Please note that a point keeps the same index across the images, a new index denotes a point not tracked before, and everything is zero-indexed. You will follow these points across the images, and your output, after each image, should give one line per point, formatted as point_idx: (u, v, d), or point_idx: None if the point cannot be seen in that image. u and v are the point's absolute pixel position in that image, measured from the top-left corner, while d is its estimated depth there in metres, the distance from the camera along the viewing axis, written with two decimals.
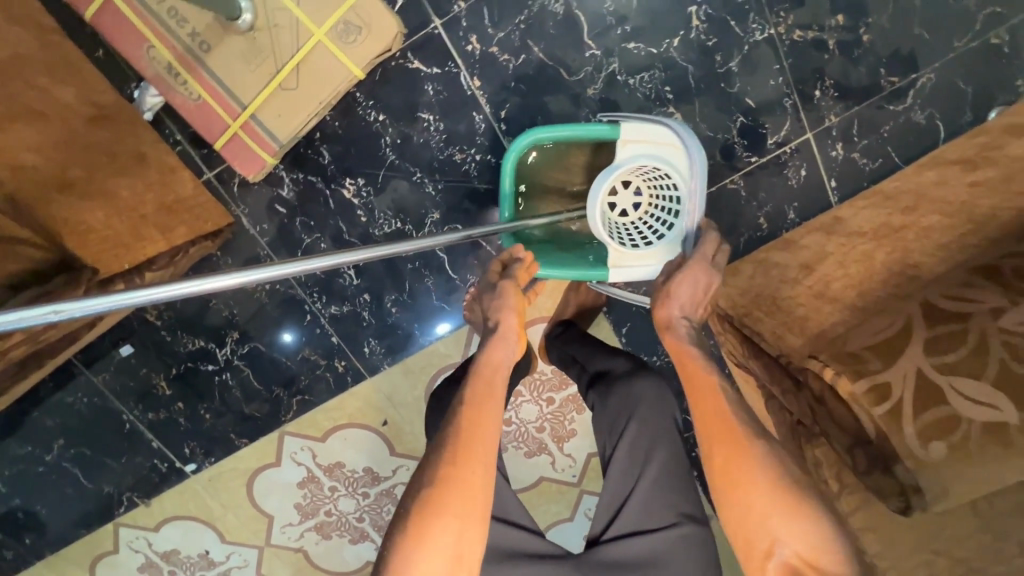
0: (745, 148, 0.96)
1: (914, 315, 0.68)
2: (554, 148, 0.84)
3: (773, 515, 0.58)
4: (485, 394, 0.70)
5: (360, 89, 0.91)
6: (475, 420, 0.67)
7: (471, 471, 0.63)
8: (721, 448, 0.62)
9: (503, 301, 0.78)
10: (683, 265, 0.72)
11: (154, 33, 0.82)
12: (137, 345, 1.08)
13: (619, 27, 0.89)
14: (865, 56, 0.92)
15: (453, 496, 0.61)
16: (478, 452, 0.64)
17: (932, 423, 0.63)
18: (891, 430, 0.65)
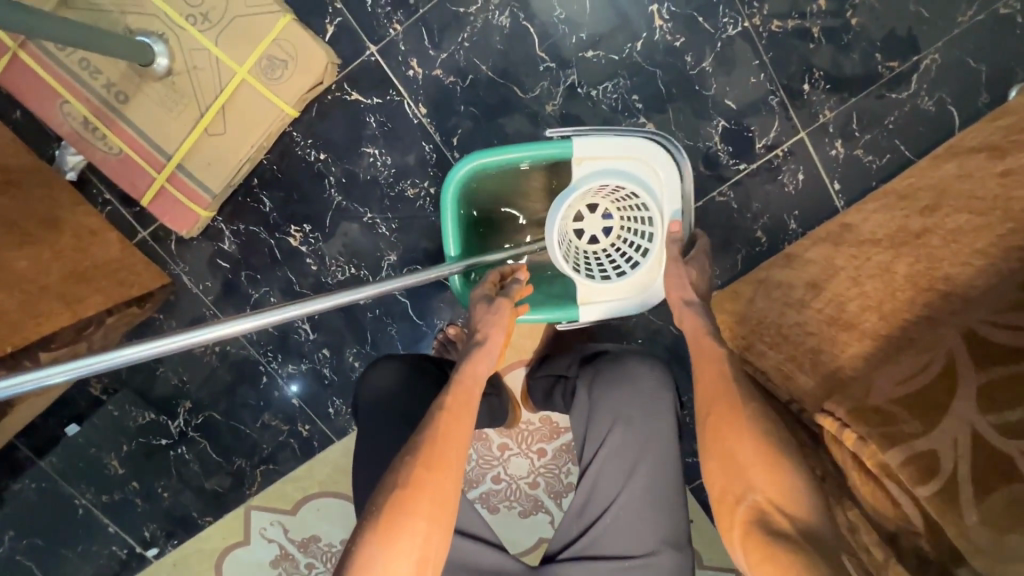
0: (731, 156, 0.85)
1: (956, 350, 0.55)
2: (501, 175, 0.74)
3: (758, 463, 0.52)
4: (464, 399, 0.60)
5: (297, 128, 0.84)
6: (457, 414, 0.58)
7: (447, 466, 0.55)
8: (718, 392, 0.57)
9: (495, 319, 0.66)
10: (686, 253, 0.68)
11: (66, 87, 0.76)
12: (85, 423, 0.99)
13: (574, 35, 0.80)
14: (856, 42, 0.81)
15: (427, 488, 0.53)
16: (457, 447, 0.56)
17: (1006, 507, 0.48)
18: (946, 519, 0.50)
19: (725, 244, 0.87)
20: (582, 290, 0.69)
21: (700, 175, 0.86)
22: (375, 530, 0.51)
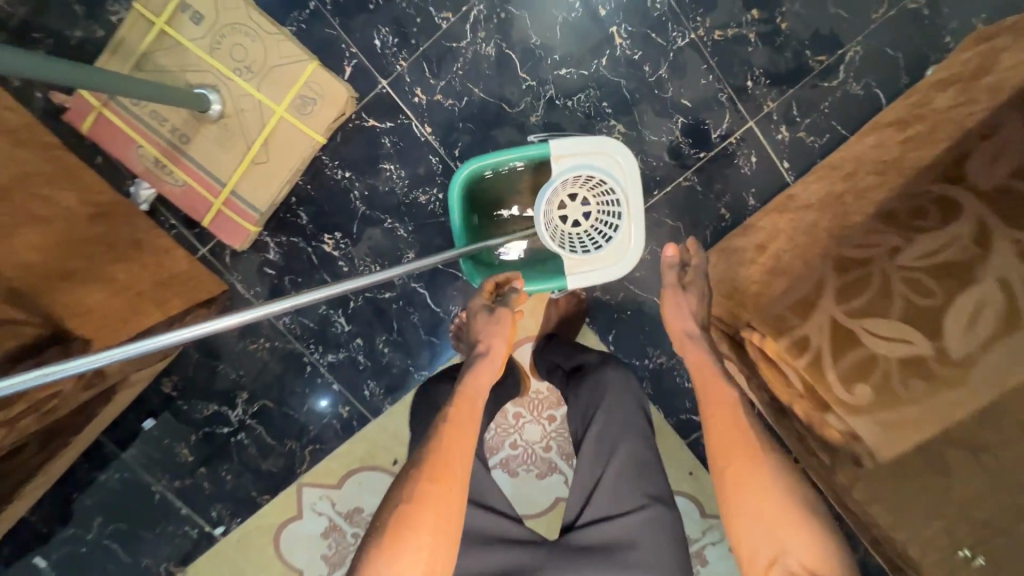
0: (691, 146, 1.00)
1: (828, 268, 0.73)
2: (496, 175, 0.90)
3: (781, 526, 0.63)
4: (467, 411, 0.73)
5: (326, 152, 1.00)
6: (457, 433, 0.70)
7: (450, 481, 0.66)
8: (731, 452, 0.69)
9: (494, 324, 0.82)
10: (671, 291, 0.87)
11: (140, 134, 0.93)
12: (158, 418, 1.15)
13: (549, 57, 0.96)
14: (787, 43, 0.96)
15: (427, 509, 0.63)
16: (458, 464, 0.67)
17: (853, 368, 0.67)
18: (817, 381, 0.68)
19: (694, 222, 1.02)
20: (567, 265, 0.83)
21: (667, 165, 1.00)
22: (384, 537, 0.61)
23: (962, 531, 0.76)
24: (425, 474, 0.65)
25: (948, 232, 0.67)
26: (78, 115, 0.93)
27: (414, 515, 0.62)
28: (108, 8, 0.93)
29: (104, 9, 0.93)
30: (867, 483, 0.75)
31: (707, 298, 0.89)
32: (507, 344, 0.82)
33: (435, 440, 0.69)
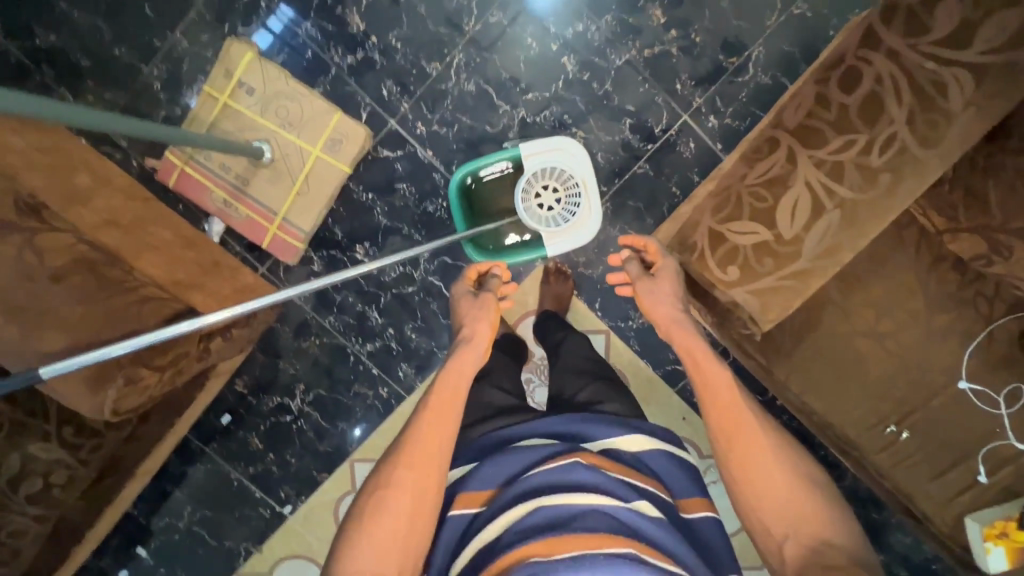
0: (640, 141, 1.24)
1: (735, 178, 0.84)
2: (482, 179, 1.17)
3: (786, 506, 0.68)
4: (447, 400, 0.78)
5: (352, 180, 1.27)
6: (434, 427, 0.75)
7: (424, 474, 0.71)
8: (735, 429, 0.74)
9: (480, 306, 0.97)
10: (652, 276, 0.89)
11: (212, 182, 1.22)
12: (234, 413, 1.40)
13: (518, 86, 1.23)
14: (704, 51, 1.22)
15: (402, 491, 0.69)
16: (433, 455, 0.72)
17: (725, 254, 0.83)
18: (703, 272, 0.85)
19: (651, 200, 1.25)
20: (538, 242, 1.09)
21: (623, 158, 1.25)
22: (360, 520, 0.68)
23: (880, 406, 0.95)
24: (400, 469, 0.71)
25: (776, 156, 0.81)
26: (166, 172, 1.21)
27: (389, 501, 0.68)
28: (183, 91, 1.22)
29: (180, 91, 1.22)
30: (797, 375, 0.95)
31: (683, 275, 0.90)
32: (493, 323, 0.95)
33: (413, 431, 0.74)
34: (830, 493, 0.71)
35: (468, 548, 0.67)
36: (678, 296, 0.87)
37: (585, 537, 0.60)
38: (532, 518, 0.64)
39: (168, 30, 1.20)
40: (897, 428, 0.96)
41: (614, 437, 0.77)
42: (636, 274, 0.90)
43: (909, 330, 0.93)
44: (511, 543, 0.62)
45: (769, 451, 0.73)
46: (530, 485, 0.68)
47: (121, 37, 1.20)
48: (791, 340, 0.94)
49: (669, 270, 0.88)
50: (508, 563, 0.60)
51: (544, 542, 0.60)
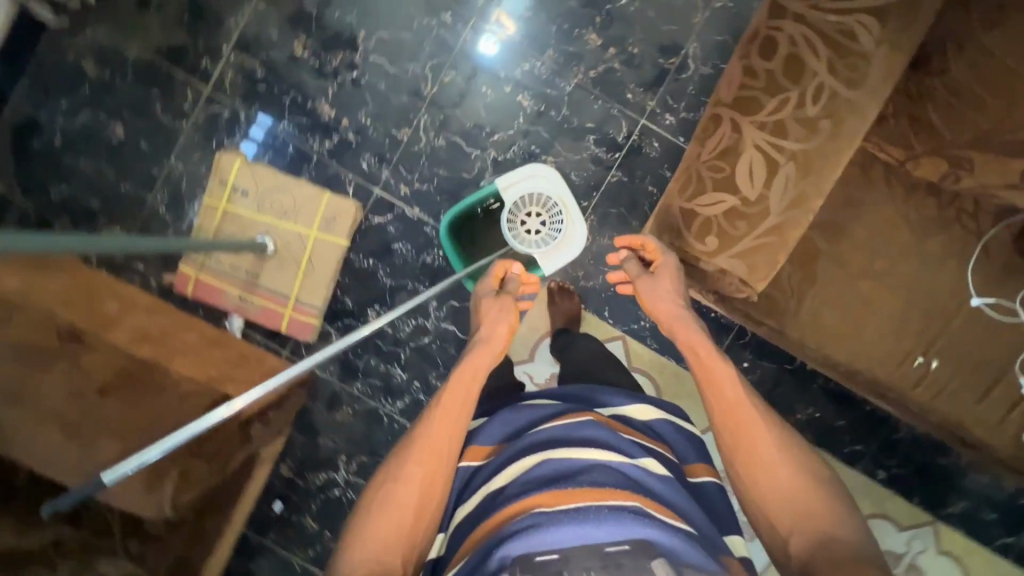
0: (607, 152, 1.32)
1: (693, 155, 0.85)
2: (467, 216, 1.24)
3: (789, 496, 0.71)
4: (461, 398, 0.84)
5: (351, 251, 1.35)
6: (446, 425, 0.80)
7: (432, 468, 0.76)
8: (737, 422, 0.77)
9: (501, 312, 1.02)
10: (653, 274, 0.91)
11: (225, 281, 1.30)
12: (285, 499, 1.42)
13: (483, 131, 1.33)
14: (644, 59, 1.30)
15: (416, 477, 0.74)
16: (444, 450, 0.77)
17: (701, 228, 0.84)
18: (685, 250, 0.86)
19: (631, 203, 1.31)
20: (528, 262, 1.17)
21: (595, 171, 1.32)
22: (375, 502, 0.73)
23: (901, 341, 0.96)
24: (410, 461, 0.76)
25: (722, 129, 0.82)
26: (182, 283, 1.30)
27: (403, 484, 0.74)
28: (186, 207, 1.33)
29: (183, 208, 1.33)
30: (810, 330, 0.96)
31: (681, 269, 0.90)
32: (508, 327, 1.01)
33: (427, 423, 0.80)
34: (833, 488, 0.72)
35: (473, 497, 0.74)
36: (680, 292, 0.89)
37: (589, 488, 0.65)
38: (540, 471, 0.69)
39: (163, 158, 1.33)
40: (925, 359, 0.96)
41: (626, 404, 0.84)
42: (636, 273, 0.93)
43: (906, 261, 0.95)
44: (518, 493, 0.67)
45: (772, 444, 0.75)
46: (540, 437, 0.74)
47: (123, 174, 1.33)
48: (798, 298, 0.96)
49: (667, 265, 0.90)
50: (513, 511, 0.65)
51: (549, 493, 0.65)
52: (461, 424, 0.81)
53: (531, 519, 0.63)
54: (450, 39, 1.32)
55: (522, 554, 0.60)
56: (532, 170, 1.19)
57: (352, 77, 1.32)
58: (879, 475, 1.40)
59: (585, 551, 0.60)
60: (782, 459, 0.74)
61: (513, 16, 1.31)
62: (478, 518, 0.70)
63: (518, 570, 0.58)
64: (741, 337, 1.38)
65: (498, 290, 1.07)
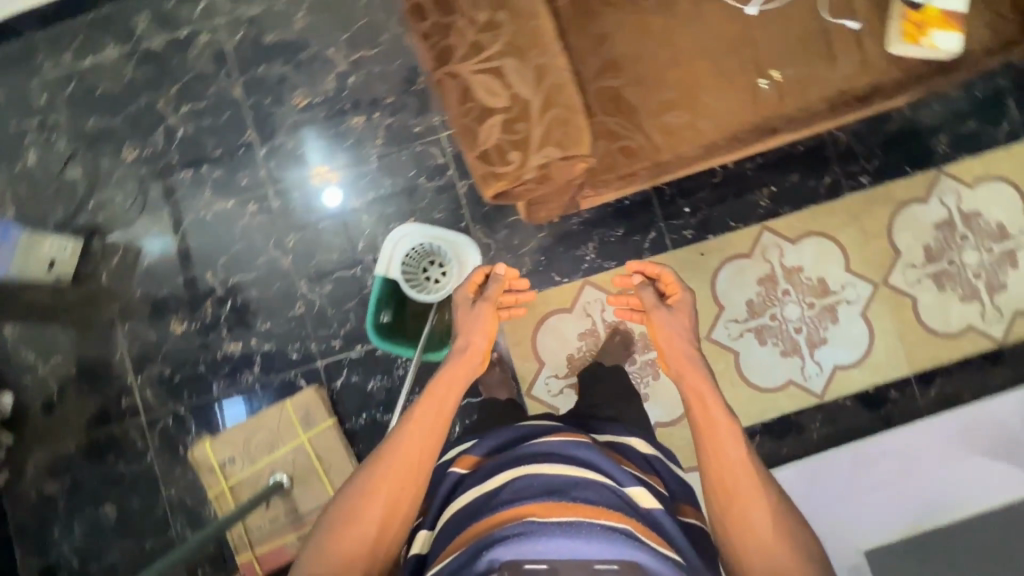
0: (442, 177, 1.41)
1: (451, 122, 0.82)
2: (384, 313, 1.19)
3: (766, 550, 0.79)
4: (436, 407, 0.90)
5: (345, 422, 1.38)
6: (428, 435, 0.88)
7: (410, 481, 0.84)
8: (729, 491, 0.83)
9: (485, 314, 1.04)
10: (669, 310, 1.02)
11: (277, 537, 1.31)
12: None
13: (349, 250, 1.41)
14: (402, 97, 1.42)
15: (383, 486, 0.83)
16: (422, 461, 0.86)
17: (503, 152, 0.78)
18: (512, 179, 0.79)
19: None
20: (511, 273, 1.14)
21: (447, 197, 1.40)
22: (351, 500, 0.83)
23: (740, 83, 1.00)
24: (388, 472, 0.84)
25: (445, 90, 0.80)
26: (249, 571, 1.31)
27: (376, 489, 0.83)
28: (205, 514, 1.37)
29: (204, 516, 1.37)
30: (673, 141, 1.00)
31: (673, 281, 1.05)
32: (491, 335, 1.01)
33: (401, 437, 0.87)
34: (814, 550, 0.80)
35: (462, 495, 0.88)
36: (684, 326, 1.01)
37: (583, 507, 0.77)
38: (536, 483, 0.81)
39: (156, 496, 1.37)
40: (767, 75, 1.00)
41: (629, 440, 0.97)
42: (655, 305, 1.03)
43: (680, 35, 1.01)
44: (511, 502, 0.79)
45: (762, 510, 0.81)
46: (544, 453, 0.87)
47: (140, 535, 1.36)
48: (643, 128, 1.00)
49: (682, 301, 1.04)
50: (507, 517, 0.76)
51: (543, 505, 0.76)
52: (435, 440, 0.88)
53: (524, 527, 0.73)
54: (268, 216, 1.43)
55: (508, 556, 0.70)
56: (393, 238, 1.18)
57: (229, 309, 1.41)
58: (864, 180, 1.40)
59: (573, 565, 0.70)
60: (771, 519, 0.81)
61: (318, 162, 1.43)
62: (465, 518, 0.83)
63: (506, 568, 0.68)
64: (662, 195, 1.41)
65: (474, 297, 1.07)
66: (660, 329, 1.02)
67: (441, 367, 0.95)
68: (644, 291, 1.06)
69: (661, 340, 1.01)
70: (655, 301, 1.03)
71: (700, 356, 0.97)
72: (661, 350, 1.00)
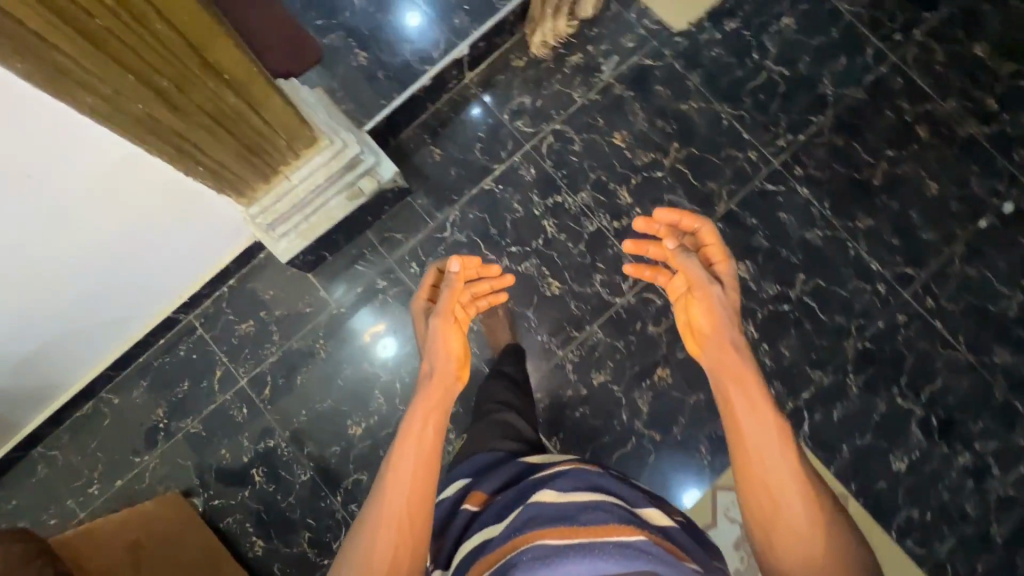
0: None
1: None
2: None
3: (817, 554, 0.68)
4: (437, 403, 0.85)
5: None
6: (416, 481, 0.76)
7: (406, 524, 0.74)
8: (775, 501, 0.70)
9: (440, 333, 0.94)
10: (700, 276, 0.83)
11: None
12: None
13: None
14: None
15: (386, 525, 0.73)
16: (423, 481, 0.76)
17: None
18: None
19: None
20: (472, 275, 1.12)
21: None
22: (366, 536, 0.73)
23: None
24: (381, 523, 0.73)
25: None
26: None
27: (390, 511, 0.74)
28: None
29: None
30: None
31: (728, 257, 0.88)
32: (454, 353, 0.93)
33: (399, 458, 0.78)
34: (855, 533, 0.71)
35: (476, 535, 0.80)
36: (733, 307, 0.83)
37: (598, 527, 0.69)
38: (551, 508, 0.73)
39: None
40: None
41: None
42: (705, 279, 0.83)
43: None
44: (522, 528, 0.72)
45: (812, 527, 0.69)
46: (556, 476, 0.80)
47: None
48: None
49: (731, 275, 0.86)
50: (521, 542, 0.70)
51: (554, 530, 0.69)
52: (428, 471, 0.78)
53: (534, 554, 0.68)
54: None
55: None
56: None
57: None
58: None
59: None
60: (815, 519, 0.69)
61: None
62: None
63: None
64: None
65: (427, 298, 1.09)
66: (711, 279, 0.83)
67: (414, 400, 0.85)
68: (687, 262, 0.84)
69: (710, 322, 0.83)
70: (708, 276, 0.83)
71: (746, 343, 0.80)
72: (703, 332, 0.83)
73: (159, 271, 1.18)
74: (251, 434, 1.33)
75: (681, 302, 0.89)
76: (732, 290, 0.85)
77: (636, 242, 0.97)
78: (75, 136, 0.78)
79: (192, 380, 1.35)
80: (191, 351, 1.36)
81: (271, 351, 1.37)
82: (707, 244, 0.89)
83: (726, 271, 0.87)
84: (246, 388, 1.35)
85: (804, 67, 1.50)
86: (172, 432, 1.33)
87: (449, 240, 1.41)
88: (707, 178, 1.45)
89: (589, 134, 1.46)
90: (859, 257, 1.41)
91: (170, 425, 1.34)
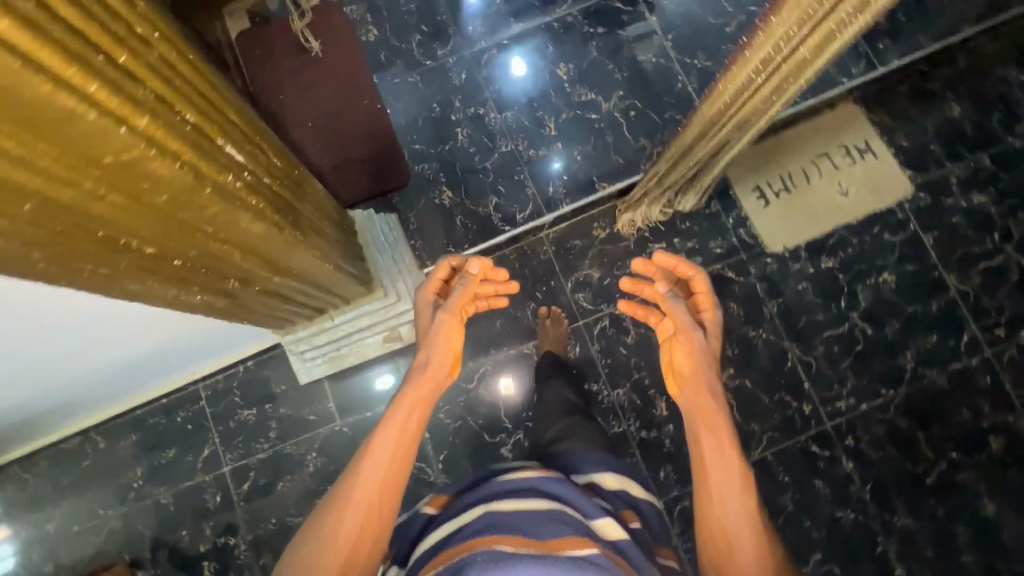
0: None
1: None
2: None
3: None
4: (426, 390, 0.82)
5: None
6: (393, 464, 0.74)
7: (377, 508, 0.72)
8: (729, 542, 0.71)
9: (445, 331, 0.88)
10: (689, 328, 0.82)
11: None
12: None
13: None
14: None
15: (354, 513, 0.71)
16: (400, 464, 0.74)
17: None
18: None
19: None
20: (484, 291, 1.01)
21: None
22: (330, 519, 0.71)
23: None
24: (351, 504, 0.71)
25: None
26: None
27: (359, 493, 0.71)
28: None
29: None
30: None
31: (710, 305, 0.86)
32: (456, 350, 0.88)
33: (379, 440, 0.75)
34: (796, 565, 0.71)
35: (433, 535, 0.77)
36: (714, 353, 0.82)
37: (555, 540, 0.66)
38: (505, 517, 0.69)
39: None
40: None
41: (599, 476, 0.89)
42: (688, 323, 0.81)
43: None
44: (478, 531, 0.69)
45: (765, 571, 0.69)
46: (522, 486, 0.75)
47: None
48: None
49: (713, 324, 0.85)
50: (474, 546, 0.66)
51: (509, 538, 0.66)
52: (405, 462, 0.75)
53: (488, 556, 0.63)
54: None
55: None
56: None
57: None
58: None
59: None
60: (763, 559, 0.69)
61: None
62: None
63: None
64: None
65: (434, 294, 0.95)
66: (693, 327, 0.82)
67: (397, 392, 0.80)
68: (675, 307, 0.83)
69: (689, 365, 0.81)
70: (692, 322, 0.82)
71: (721, 387, 0.80)
72: (681, 372, 0.82)
73: (177, 362, 1.18)
74: (215, 525, 1.30)
75: (665, 343, 0.87)
76: (712, 339, 0.84)
77: (633, 280, 0.92)
78: (106, 306, 0.74)
79: (178, 451, 1.33)
80: (187, 421, 1.34)
81: (263, 449, 1.33)
82: (693, 291, 0.87)
83: (710, 322, 0.86)
84: (226, 476, 1.32)
85: (890, 332, 1.40)
86: (143, 495, 1.31)
87: (473, 393, 1.35)
88: (753, 418, 1.36)
89: (647, 331, 1.37)
90: (885, 557, 1.30)
91: (144, 488, 1.32)
